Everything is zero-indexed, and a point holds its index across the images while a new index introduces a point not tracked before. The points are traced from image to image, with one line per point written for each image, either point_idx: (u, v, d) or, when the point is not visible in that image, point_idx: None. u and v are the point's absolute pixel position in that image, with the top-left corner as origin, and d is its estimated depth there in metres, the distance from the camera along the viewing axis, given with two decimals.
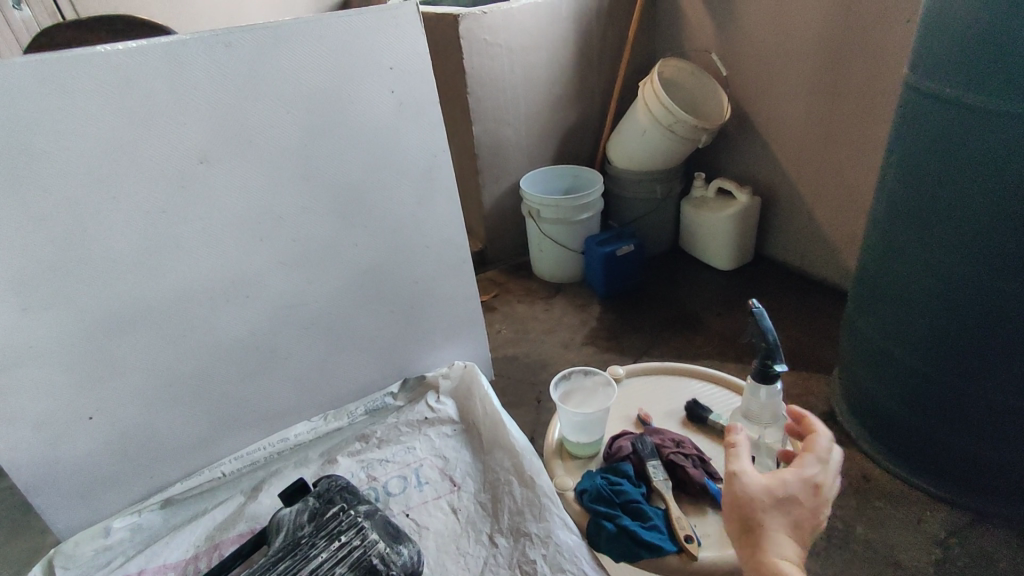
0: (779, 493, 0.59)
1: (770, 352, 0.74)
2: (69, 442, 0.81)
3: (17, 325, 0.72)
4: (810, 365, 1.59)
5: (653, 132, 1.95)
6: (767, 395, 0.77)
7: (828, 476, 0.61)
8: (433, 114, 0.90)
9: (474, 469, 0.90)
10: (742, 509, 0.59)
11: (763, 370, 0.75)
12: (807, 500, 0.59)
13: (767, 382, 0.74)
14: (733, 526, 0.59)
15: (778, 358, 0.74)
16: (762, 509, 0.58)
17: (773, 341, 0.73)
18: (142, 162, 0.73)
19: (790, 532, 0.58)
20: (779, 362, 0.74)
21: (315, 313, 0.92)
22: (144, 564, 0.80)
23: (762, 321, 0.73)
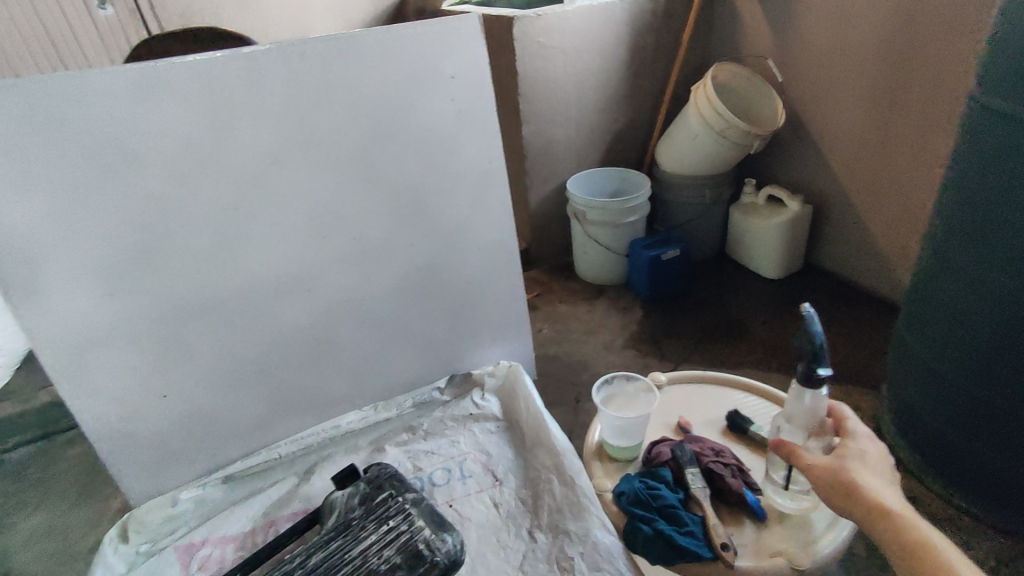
0: (847, 454, 0.70)
1: (816, 356, 0.73)
2: (144, 417, 0.88)
3: (104, 308, 0.79)
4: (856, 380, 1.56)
5: (704, 138, 1.94)
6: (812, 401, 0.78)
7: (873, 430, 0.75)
8: (490, 121, 0.93)
9: (516, 466, 0.93)
10: (830, 478, 0.68)
11: (808, 374, 0.75)
12: (869, 448, 0.71)
13: (813, 386, 0.75)
14: (834, 497, 0.67)
15: (823, 362, 0.74)
16: (847, 468, 0.68)
17: (820, 345, 0.72)
18: (218, 162, 0.78)
19: (876, 474, 0.68)
20: (823, 366, 0.74)
21: (370, 308, 0.96)
22: (206, 534, 0.87)
23: (811, 327, 0.71)
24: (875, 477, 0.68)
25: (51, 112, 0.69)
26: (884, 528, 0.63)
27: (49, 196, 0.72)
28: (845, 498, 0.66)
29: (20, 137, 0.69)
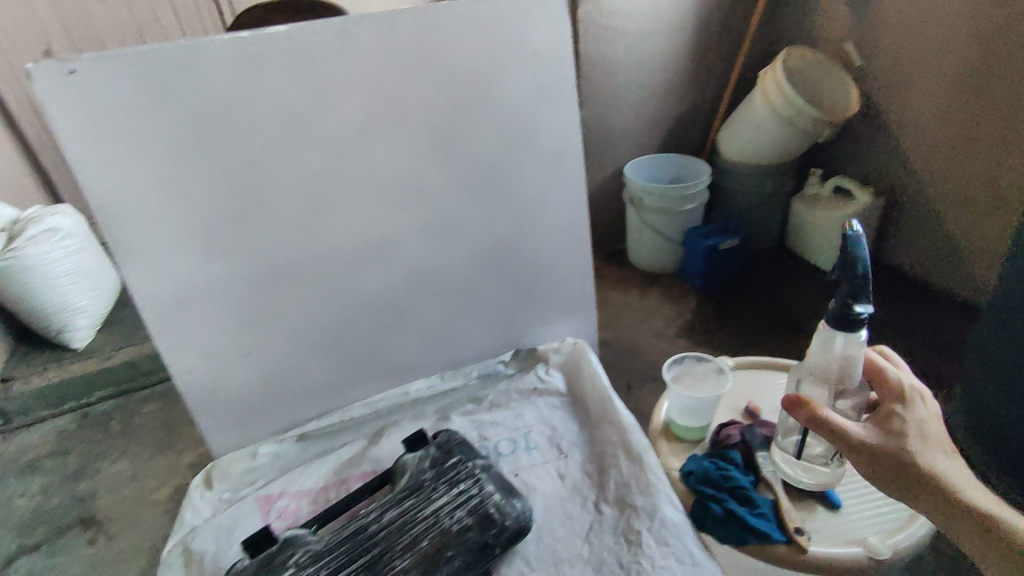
0: (903, 430, 0.69)
1: (853, 289, 0.68)
2: (228, 373, 0.92)
3: (199, 266, 0.83)
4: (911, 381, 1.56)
5: (771, 123, 1.87)
6: (844, 356, 0.73)
7: (916, 386, 0.73)
8: (569, 96, 0.93)
9: (581, 441, 0.94)
10: (891, 462, 0.67)
11: (842, 312, 0.70)
12: (922, 414, 0.71)
13: (845, 327, 0.69)
14: (894, 477, 0.68)
15: (862, 298, 0.68)
16: (908, 452, 0.67)
17: (866, 276, 0.67)
18: (309, 130, 0.80)
19: (934, 447, 0.69)
20: (862, 301, 0.68)
21: (443, 278, 0.98)
22: (283, 487, 0.91)
23: (850, 249, 0.67)
24: (933, 454, 0.68)
25: (161, 76, 0.72)
26: (950, 511, 0.65)
27: (155, 158, 0.75)
28: (907, 482, 0.67)
29: (133, 100, 0.72)
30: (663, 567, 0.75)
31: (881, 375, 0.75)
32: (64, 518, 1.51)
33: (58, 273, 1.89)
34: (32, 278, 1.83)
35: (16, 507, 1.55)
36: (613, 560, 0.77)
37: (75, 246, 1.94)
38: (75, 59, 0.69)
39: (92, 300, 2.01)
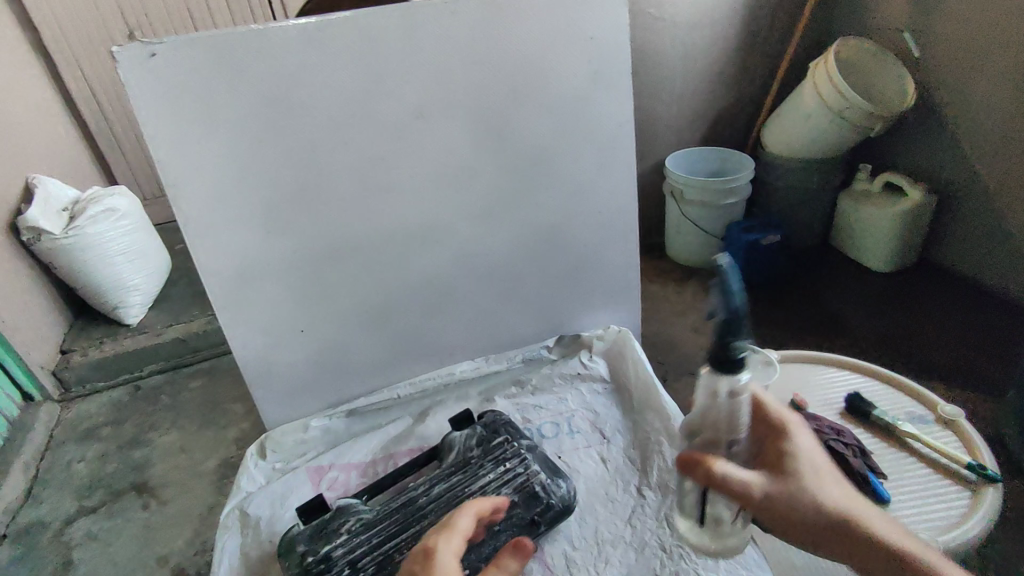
0: (800, 476, 0.63)
1: (727, 320, 0.58)
2: (284, 349, 0.95)
3: (261, 244, 0.86)
4: (958, 384, 1.53)
5: (820, 117, 1.84)
6: (731, 397, 0.62)
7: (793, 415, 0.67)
8: (623, 84, 0.94)
9: (624, 427, 0.95)
10: (802, 515, 0.61)
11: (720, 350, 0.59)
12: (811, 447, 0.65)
13: (727, 369, 0.59)
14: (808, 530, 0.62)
15: (738, 332, 0.58)
16: (812, 502, 0.62)
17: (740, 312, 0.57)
18: (370, 113, 0.83)
19: (834, 484, 0.64)
20: (741, 339, 0.58)
21: (491, 262, 1.00)
22: (333, 459, 0.95)
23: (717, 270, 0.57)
24: (833, 493, 0.63)
25: (232, 58, 0.74)
26: (869, 556, 0.61)
27: (225, 138, 0.78)
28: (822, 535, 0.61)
29: (206, 82, 0.75)
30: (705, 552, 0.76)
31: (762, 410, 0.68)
32: (119, 483, 1.58)
33: (114, 252, 1.97)
34: (89, 255, 1.92)
35: (74, 472, 1.63)
36: (656, 543, 0.79)
37: (128, 227, 2.02)
38: (154, 42, 0.72)
39: (145, 279, 2.09)
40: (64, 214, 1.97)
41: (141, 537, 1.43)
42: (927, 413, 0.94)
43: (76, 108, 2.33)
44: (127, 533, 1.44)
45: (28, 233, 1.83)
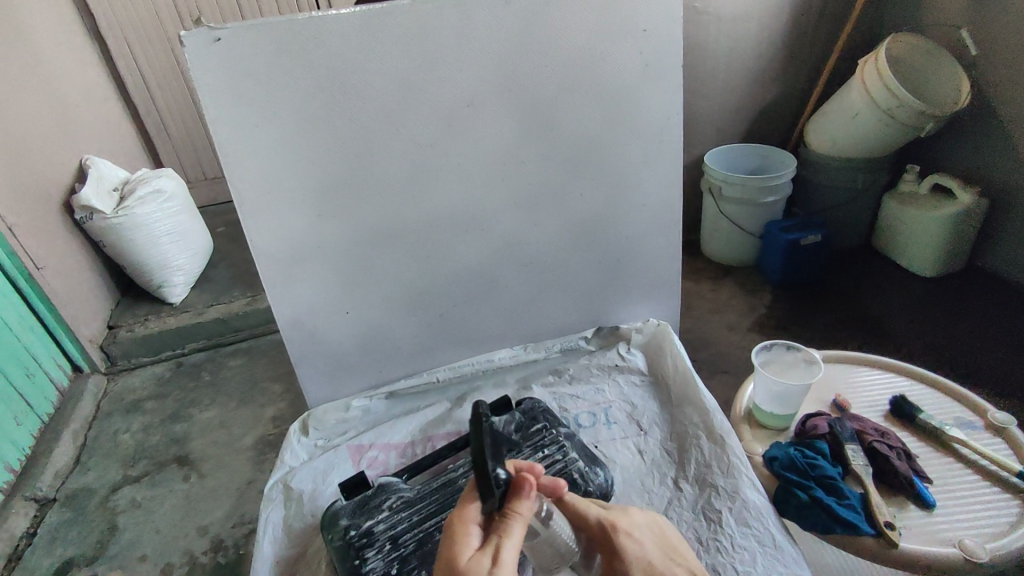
0: None
1: (490, 456, 0.55)
2: (329, 330, 0.97)
3: (312, 227, 0.88)
4: (1003, 393, 1.48)
5: (868, 115, 1.79)
6: (545, 524, 0.63)
7: (620, 521, 0.69)
8: (675, 78, 0.93)
9: (661, 419, 0.95)
10: None
11: (490, 486, 0.55)
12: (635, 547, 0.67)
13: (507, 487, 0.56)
14: None
15: (496, 464, 0.56)
16: None
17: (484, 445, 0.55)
18: (424, 100, 0.84)
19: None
20: (501, 471, 0.56)
21: (534, 252, 1.01)
22: (373, 439, 0.97)
23: (483, 425, 0.55)
24: None
25: (291, 44, 0.76)
26: None
27: (283, 121, 0.80)
28: None
29: (267, 68, 0.76)
30: (742, 546, 0.76)
31: (581, 524, 0.68)
32: (161, 455, 1.64)
33: (160, 232, 2.04)
34: (138, 235, 1.98)
35: (119, 442, 1.70)
36: (692, 535, 0.79)
37: (175, 208, 2.09)
38: (219, 28, 0.74)
39: (189, 260, 2.15)
40: (114, 194, 2.04)
41: (182, 507, 1.48)
42: (976, 419, 0.92)
43: (127, 93, 2.41)
44: (168, 503, 1.49)
45: (81, 212, 1.90)
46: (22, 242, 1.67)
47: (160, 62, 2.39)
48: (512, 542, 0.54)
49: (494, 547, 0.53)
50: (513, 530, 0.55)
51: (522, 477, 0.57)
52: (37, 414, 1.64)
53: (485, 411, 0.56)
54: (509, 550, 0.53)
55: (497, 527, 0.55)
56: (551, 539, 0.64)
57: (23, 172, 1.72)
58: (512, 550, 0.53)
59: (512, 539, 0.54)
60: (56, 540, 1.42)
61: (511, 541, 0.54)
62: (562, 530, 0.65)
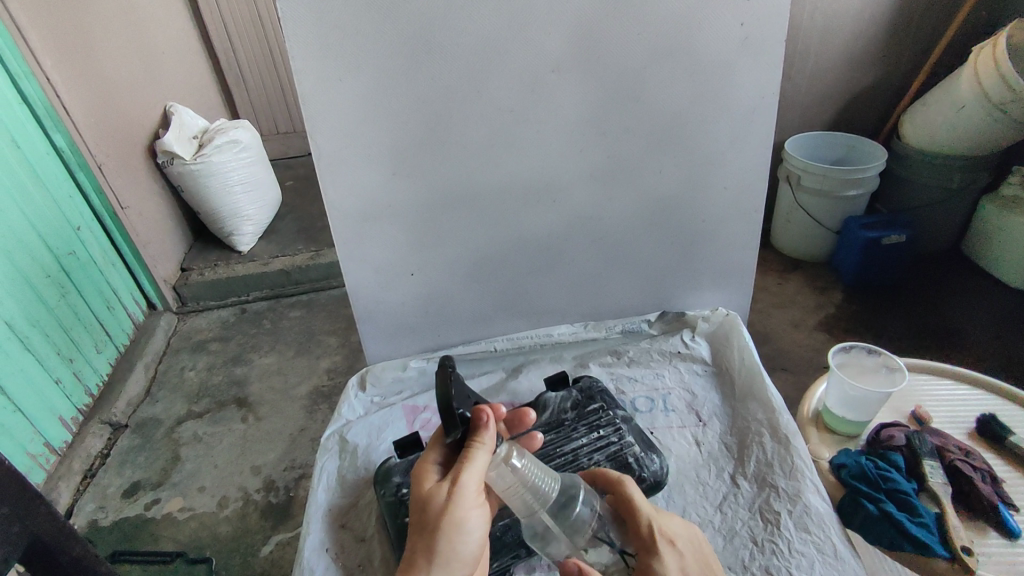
0: None
1: (454, 396, 0.64)
2: (393, 290, 0.98)
3: (386, 186, 0.88)
4: None
5: (975, 108, 1.65)
6: (511, 468, 0.59)
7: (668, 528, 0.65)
8: (775, 53, 0.87)
9: (722, 412, 0.92)
10: None
11: (453, 419, 0.63)
12: (662, 543, 0.64)
13: (463, 424, 0.63)
14: None
15: (460, 403, 0.64)
16: None
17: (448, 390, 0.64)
18: (507, 61, 0.81)
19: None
20: (467, 410, 0.64)
21: (605, 227, 0.98)
22: (428, 401, 0.99)
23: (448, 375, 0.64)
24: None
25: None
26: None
27: (365, 76, 0.79)
28: None
29: (353, 21, 0.75)
30: (800, 552, 0.73)
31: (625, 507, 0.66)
32: (222, 395, 1.72)
33: (234, 182, 2.10)
34: (214, 183, 2.05)
35: (186, 378, 1.79)
36: (747, 534, 0.76)
37: (249, 159, 2.14)
38: None
39: (259, 211, 2.22)
40: (194, 142, 2.11)
41: (239, 446, 1.55)
42: None
43: (210, 43, 2.47)
44: (227, 440, 1.57)
45: (163, 156, 1.98)
46: (109, 181, 1.75)
47: (243, 15, 2.44)
48: (473, 468, 0.60)
49: (456, 472, 0.60)
50: (477, 456, 0.61)
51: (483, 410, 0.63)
52: (115, 345, 1.75)
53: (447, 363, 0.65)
54: (471, 472, 0.60)
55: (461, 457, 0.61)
56: (526, 486, 0.59)
57: (112, 114, 1.80)
58: (473, 474, 0.60)
59: (475, 465, 0.60)
60: (126, 463, 1.52)
61: (473, 467, 0.60)
62: (542, 481, 0.60)
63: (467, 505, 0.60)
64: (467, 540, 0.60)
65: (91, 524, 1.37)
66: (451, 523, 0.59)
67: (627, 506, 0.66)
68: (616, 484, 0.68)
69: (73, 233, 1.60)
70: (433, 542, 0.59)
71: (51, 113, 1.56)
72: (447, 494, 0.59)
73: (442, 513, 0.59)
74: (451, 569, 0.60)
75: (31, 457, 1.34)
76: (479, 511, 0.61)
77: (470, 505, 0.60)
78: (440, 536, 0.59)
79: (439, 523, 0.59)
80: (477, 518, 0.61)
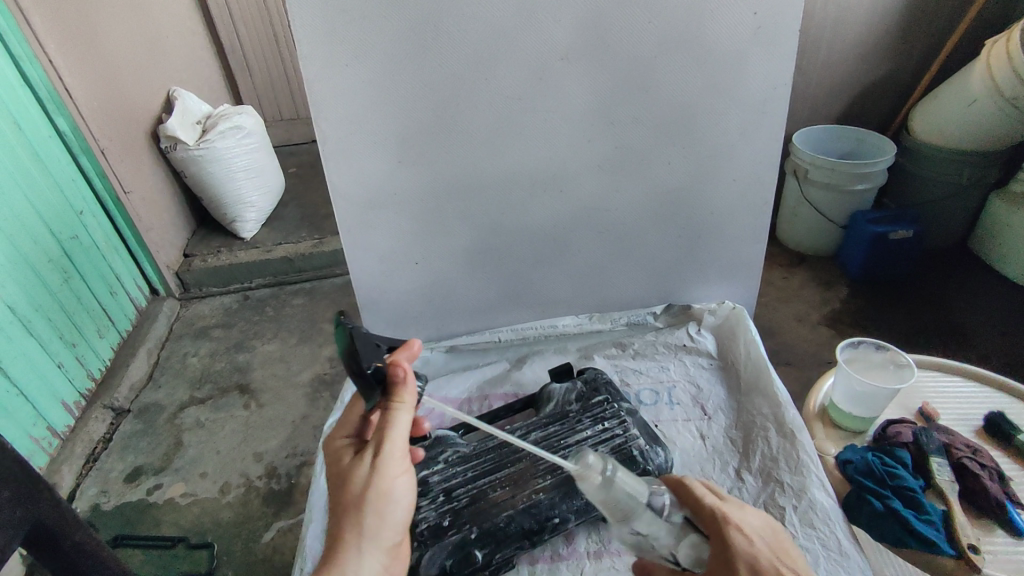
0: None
1: (365, 350, 0.62)
2: (397, 278, 0.97)
3: (392, 174, 0.87)
4: None
5: (986, 104, 1.63)
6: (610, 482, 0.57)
7: (733, 515, 0.58)
8: (789, 43, 0.85)
9: (727, 406, 0.92)
10: None
11: (368, 377, 0.61)
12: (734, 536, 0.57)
13: (378, 381, 0.62)
14: None
15: (372, 359, 0.62)
16: None
17: (355, 343, 0.62)
18: (516, 48, 0.80)
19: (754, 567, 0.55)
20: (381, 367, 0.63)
21: (611, 218, 0.97)
22: (431, 391, 0.99)
23: (353, 333, 0.62)
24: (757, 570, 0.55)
25: None
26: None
27: (372, 62, 0.78)
28: None
29: (359, 5, 0.74)
30: (805, 549, 0.72)
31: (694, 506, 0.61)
32: (225, 381, 1.73)
33: (237, 168, 2.09)
34: (217, 169, 2.04)
35: (188, 365, 1.79)
36: None
37: (252, 145, 2.12)
38: None
39: (262, 197, 2.21)
40: (198, 127, 2.09)
41: (241, 433, 1.55)
42: None
43: (213, 27, 2.44)
44: (229, 426, 1.57)
45: (166, 142, 1.97)
46: (113, 165, 1.74)
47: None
48: (396, 429, 0.61)
49: (377, 437, 0.61)
50: (399, 417, 0.61)
51: (399, 365, 0.63)
52: (118, 330, 1.74)
53: (349, 315, 0.65)
54: (395, 433, 0.61)
55: (382, 420, 0.62)
56: (625, 498, 0.57)
57: (115, 98, 1.79)
58: (397, 437, 0.61)
59: (398, 426, 0.61)
60: (129, 448, 1.52)
61: (395, 427, 0.61)
62: (635, 489, 0.58)
63: (392, 472, 0.61)
64: (395, 509, 0.60)
65: (93, 508, 1.37)
66: (376, 492, 0.59)
67: (696, 503, 0.61)
68: (682, 484, 0.63)
69: (76, 218, 1.60)
70: (360, 514, 0.58)
71: (54, 97, 1.55)
72: (370, 461, 0.60)
73: (367, 483, 0.59)
74: (381, 539, 0.60)
75: (33, 441, 1.34)
76: (405, 478, 0.62)
77: (396, 471, 0.60)
78: (367, 505, 0.59)
79: (365, 492, 0.59)
80: (404, 482, 0.61)
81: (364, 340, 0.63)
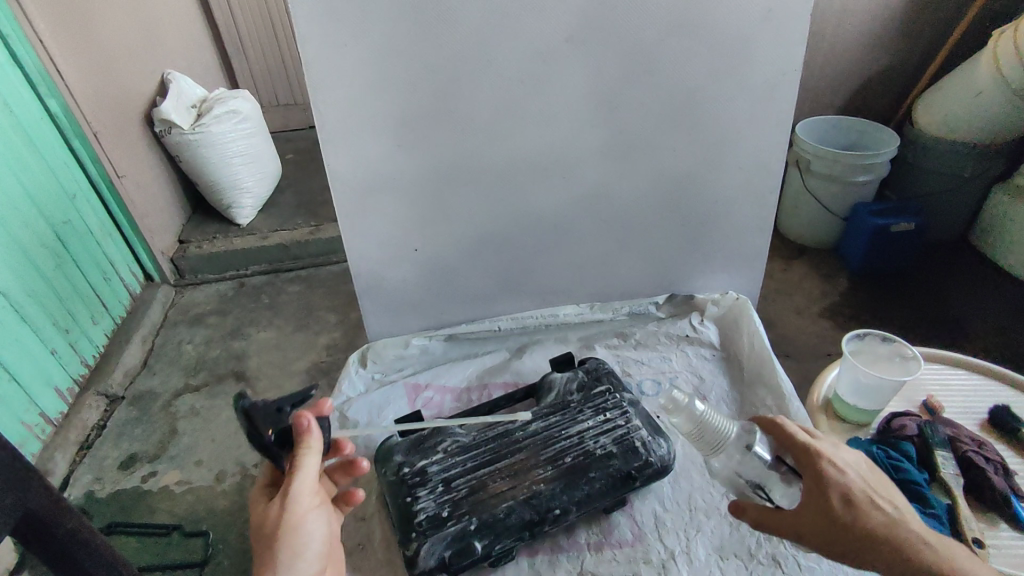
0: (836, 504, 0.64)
1: (264, 421, 0.64)
2: (396, 265, 0.96)
3: (392, 158, 0.85)
4: None
5: (993, 96, 1.61)
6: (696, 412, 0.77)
7: (827, 452, 0.67)
8: (799, 29, 0.83)
9: (730, 397, 0.93)
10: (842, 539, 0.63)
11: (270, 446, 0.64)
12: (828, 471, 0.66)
13: (281, 444, 0.64)
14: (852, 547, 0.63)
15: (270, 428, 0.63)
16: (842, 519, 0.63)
17: (253, 419, 0.63)
18: (519, 30, 0.78)
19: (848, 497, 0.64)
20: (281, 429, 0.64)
21: (614, 207, 0.96)
22: (430, 379, 0.98)
23: (247, 411, 0.63)
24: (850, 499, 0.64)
25: None
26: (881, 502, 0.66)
27: (371, 41, 0.75)
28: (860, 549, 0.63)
29: None
30: None
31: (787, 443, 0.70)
32: (220, 369, 1.71)
33: (233, 153, 2.06)
34: (212, 153, 2.01)
35: (183, 352, 1.77)
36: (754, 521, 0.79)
37: (249, 130, 2.09)
38: None
39: (258, 183, 2.18)
40: (193, 111, 2.05)
41: (236, 421, 1.54)
42: None
43: (208, 9, 2.40)
44: (225, 414, 1.56)
45: (161, 125, 1.94)
46: (106, 149, 1.71)
47: None
48: (304, 476, 0.64)
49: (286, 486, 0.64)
50: (305, 466, 0.64)
51: (302, 415, 0.64)
52: (112, 316, 1.72)
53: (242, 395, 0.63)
54: (302, 480, 0.64)
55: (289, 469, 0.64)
56: (708, 427, 0.76)
57: (108, 80, 1.75)
58: (304, 482, 0.64)
59: (304, 473, 0.64)
60: (123, 435, 1.51)
61: (302, 475, 0.64)
62: (719, 423, 0.76)
63: (303, 511, 0.65)
64: (309, 541, 0.66)
65: (87, 495, 1.36)
66: (289, 532, 0.64)
67: (790, 441, 0.70)
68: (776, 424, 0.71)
69: (68, 202, 1.57)
70: (275, 553, 0.63)
71: (45, 78, 1.52)
72: (281, 509, 0.64)
73: (278, 527, 0.64)
74: (299, 569, 0.65)
75: (26, 427, 1.33)
76: (316, 512, 0.67)
77: (305, 509, 0.65)
78: (281, 545, 0.63)
79: (279, 534, 0.63)
80: (316, 517, 0.66)
81: (262, 409, 0.64)
